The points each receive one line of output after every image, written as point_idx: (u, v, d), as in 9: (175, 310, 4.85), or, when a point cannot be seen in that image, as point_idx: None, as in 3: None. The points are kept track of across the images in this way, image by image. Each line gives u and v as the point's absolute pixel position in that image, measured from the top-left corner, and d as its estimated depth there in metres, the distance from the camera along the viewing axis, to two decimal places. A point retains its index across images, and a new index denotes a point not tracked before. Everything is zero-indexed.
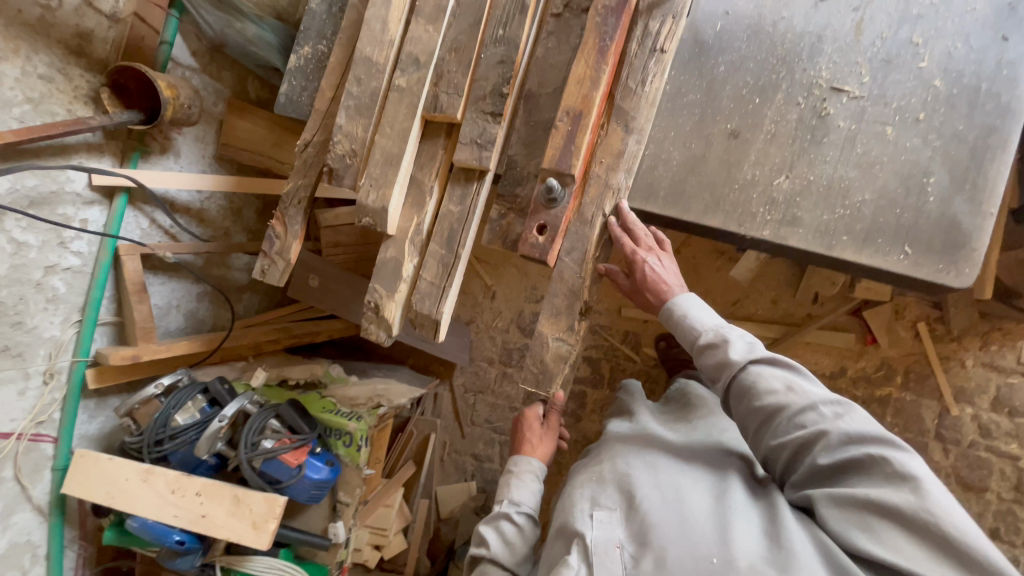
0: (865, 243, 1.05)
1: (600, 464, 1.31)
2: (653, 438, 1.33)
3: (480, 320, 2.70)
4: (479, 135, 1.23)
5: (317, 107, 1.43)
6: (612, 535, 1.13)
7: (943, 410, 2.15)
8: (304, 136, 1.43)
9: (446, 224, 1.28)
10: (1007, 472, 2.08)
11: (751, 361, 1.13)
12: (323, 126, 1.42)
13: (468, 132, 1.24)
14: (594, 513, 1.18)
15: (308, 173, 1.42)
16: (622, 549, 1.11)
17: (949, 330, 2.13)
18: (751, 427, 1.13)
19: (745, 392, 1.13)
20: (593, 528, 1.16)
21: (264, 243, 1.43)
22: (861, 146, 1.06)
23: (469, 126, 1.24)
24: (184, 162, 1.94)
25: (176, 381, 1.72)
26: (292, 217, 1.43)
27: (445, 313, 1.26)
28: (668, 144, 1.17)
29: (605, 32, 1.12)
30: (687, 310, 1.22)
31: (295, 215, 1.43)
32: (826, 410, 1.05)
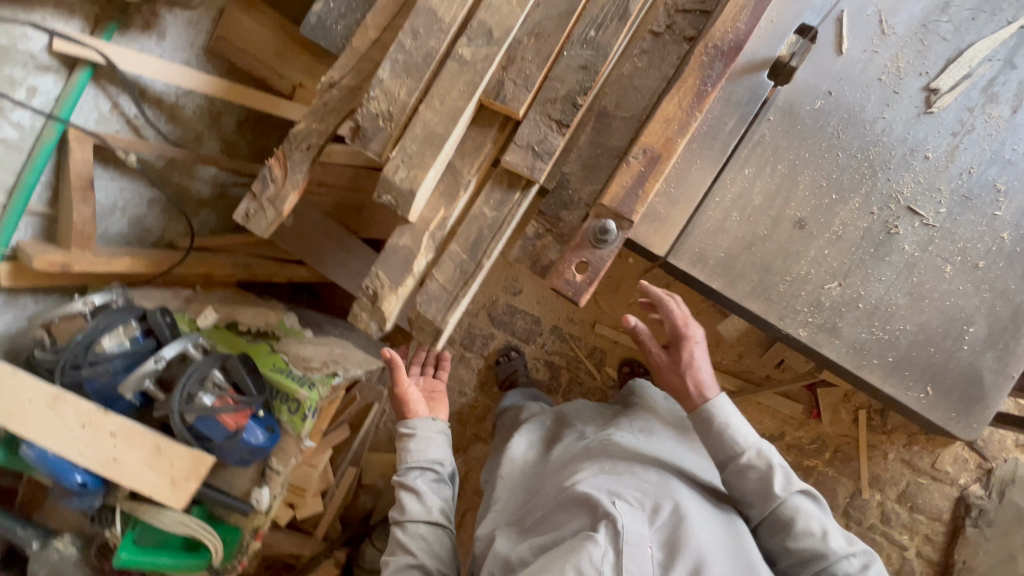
0: (892, 372, 1.04)
1: (610, 468, 1.22)
2: (657, 455, 1.29)
3: None
4: (538, 142, 1.09)
5: (354, 46, 1.22)
6: (641, 529, 1.04)
7: (856, 491, 2.31)
8: (331, 75, 1.23)
9: (474, 227, 1.14)
10: (893, 558, 2.28)
11: (792, 494, 1.15)
12: (356, 69, 1.22)
13: (527, 135, 1.09)
14: (618, 501, 1.07)
15: (328, 119, 1.21)
16: (649, 550, 1.03)
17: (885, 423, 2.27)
18: (784, 560, 1.17)
19: (781, 526, 1.15)
20: (624, 516, 1.05)
21: (256, 183, 1.23)
22: (916, 276, 1.04)
23: (530, 128, 1.09)
24: (167, 47, 1.64)
25: (109, 302, 1.51)
26: (296, 163, 1.22)
27: (451, 323, 1.16)
28: (733, 214, 1.10)
29: (708, 76, 1.02)
30: (728, 419, 1.22)
31: (299, 162, 1.22)
32: (856, 564, 1.09)
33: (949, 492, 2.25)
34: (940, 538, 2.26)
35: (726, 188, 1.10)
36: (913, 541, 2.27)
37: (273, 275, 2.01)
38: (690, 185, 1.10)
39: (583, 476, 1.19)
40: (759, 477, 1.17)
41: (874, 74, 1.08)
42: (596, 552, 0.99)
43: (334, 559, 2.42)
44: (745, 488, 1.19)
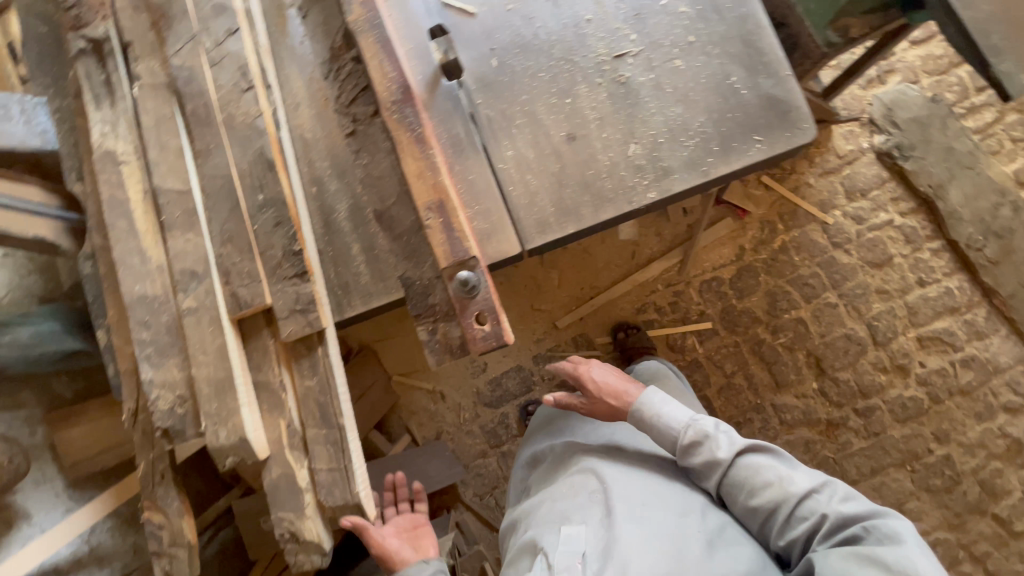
0: (728, 152, 1.15)
1: (559, 491, 1.29)
2: (606, 458, 1.31)
3: (448, 425, 2.47)
4: (296, 301, 1.13)
5: (126, 369, 1.20)
6: (575, 549, 1.12)
7: (824, 224, 2.32)
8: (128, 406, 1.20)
9: (312, 400, 1.15)
10: (895, 235, 2.28)
11: (739, 454, 1.17)
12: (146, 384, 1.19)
13: (284, 304, 1.13)
14: (560, 531, 1.16)
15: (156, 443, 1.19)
16: (584, 564, 1.09)
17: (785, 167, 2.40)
18: (756, 526, 1.15)
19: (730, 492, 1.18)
20: (558, 545, 1.13)
21: (150, 543, 1.19)
22: (669, 87, 1.17)
23: (280, 300, 1.13)
24: (43, 519, 1.53)
25: None
26: (164, 496, 1.19)
27: (363, 491, 1.13)
28: (530, 176, 1.18)
29: (410, 123, 1.11)
30: (659, 410, 1.27)
31: (166, 492, 1.19)
32: (823, 495, 1.08)
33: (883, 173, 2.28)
34: None
35: (507, 168, 1.18)
36: (888, 209, 2.30)
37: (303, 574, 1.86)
38: (484, 190, 1.17)
39: (534, 520, 1.25)
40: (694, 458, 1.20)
41: (502, 9, 1.22)
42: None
43: None
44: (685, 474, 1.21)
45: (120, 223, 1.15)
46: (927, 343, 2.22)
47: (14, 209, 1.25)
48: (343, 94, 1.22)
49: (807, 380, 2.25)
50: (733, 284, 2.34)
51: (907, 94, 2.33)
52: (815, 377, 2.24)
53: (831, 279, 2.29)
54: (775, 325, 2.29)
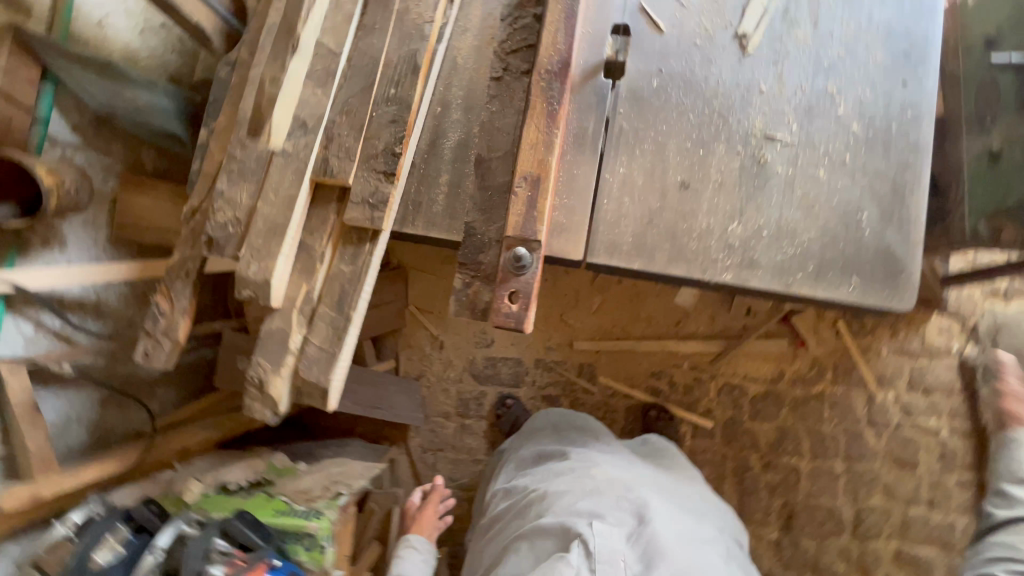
0: (818, 278, 1.12)
1: (584, 485, 1.39)
2: (628, 476, 1.44)
3: (431, 373, 2.56)
4: (371, 194, 1.19)
5: (205, 171, 1.29)
6: (614, 547, 1.20)
7: (870, 397, 2.34)
8: (191, 203, 1.29)
9: (337, 284, 1.21)
10: (932, 445, 2.30)
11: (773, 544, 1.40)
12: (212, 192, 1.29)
13: (359, 191, 1.20)
14: (594, 524, 1.23)
15: (197, 244, 1.28)
16: (623, 562, 1.18)
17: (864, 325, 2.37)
18: None
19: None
20: (595, 536, 1.21)
21: (146, 322, 1.28)
22: (800, 190, 1.14)
23: (360, 185, 1.20)
24: (73, 253, 1.69)
25: (90, 516, 1.47)
26: (179, 291, 1.28)
27: (336, 381, 1.19)
28: (626, 199, 1.18)
29: (552, 96, 1.13)
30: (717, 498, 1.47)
31: (182, 289, 1.28)
32: None
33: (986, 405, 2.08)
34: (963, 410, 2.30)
35: (610, 182, 1.19)
36: (941, 421, 2.30)
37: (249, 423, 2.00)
38: (579, 190, 1.19)
39: (562, 503, 1.34)
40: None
41: (689, 40, 1.22)
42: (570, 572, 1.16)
43: None
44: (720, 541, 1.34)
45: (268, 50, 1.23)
46: (903, 560, 2.27)
47: None
48: (510, 38, 1.22)
49: (769, 524, 2.36)
50: (755, 403, 2.40)
51: None
52: None
53: (847, 451, 2.34)
54: (769, 459, 2.38)
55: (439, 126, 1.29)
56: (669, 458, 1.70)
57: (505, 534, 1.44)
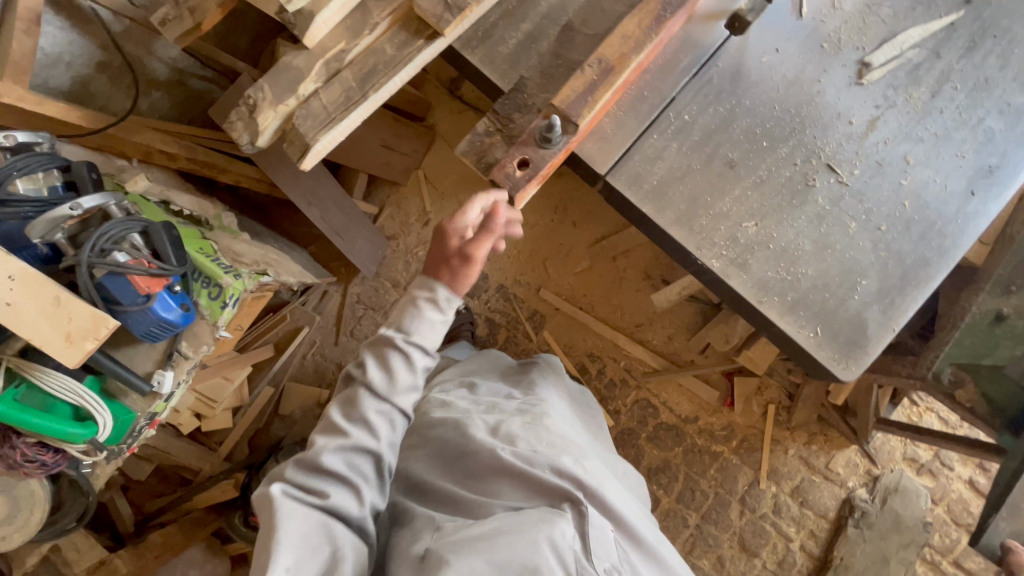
0: (789, 310, 1.11)
1: (559, 448, 1.32)
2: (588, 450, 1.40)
3: (403, 241, 2.55)
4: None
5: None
6: (601, 521, 1.17)
7: (754, 480, 2.44)
8: None
9: (372, 60, 1.16)
10: (777, 547, 2.41)
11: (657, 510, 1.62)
12: None
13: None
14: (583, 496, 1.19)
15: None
16: (609, 534, 1.17)
17: (789, 419, 2.42)
18: None
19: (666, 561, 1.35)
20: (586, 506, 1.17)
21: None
22: (824, 228, 1.13)
23: None
24: None
25: (34, 143, 1.43)
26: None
27: (321, 145, 1.15)
28: (672, 146, 1.15)
29: (669, 4, 1.07)
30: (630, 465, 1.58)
31: None
32: None
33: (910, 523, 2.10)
34: (823, 535, 2.41)
35: (668, 121, 1.16)
36: (799, 534, 2.42)
37: (218, 172, 1.95)
38: (638, 113, 1.16)
39: (540, 457, 1.26)
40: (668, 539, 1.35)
41: (818, 40, 1.17)
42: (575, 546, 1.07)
43: (234, 479, 2.24)
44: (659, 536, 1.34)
45: None
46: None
47: None
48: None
49: None
50: (656, 428, 2.46)
51: (917, 498, 2.35)
52: None
53: (705, 511, 2.44)
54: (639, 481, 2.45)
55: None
56: (590, 409, 1.75)
57: (449, 454, 1.34)
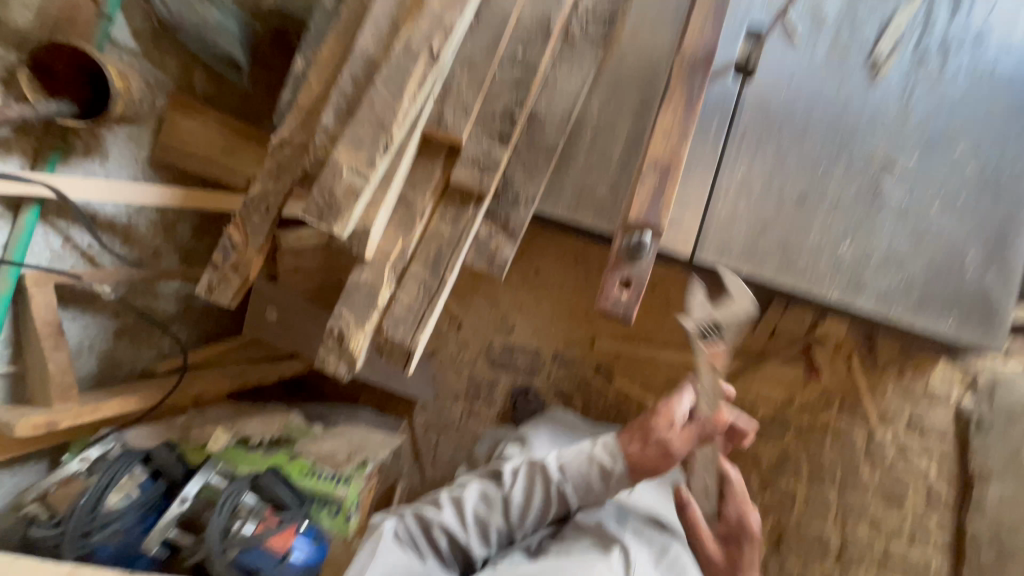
0: (918, 309, 1.16)
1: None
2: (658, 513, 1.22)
3: (444, 352, 2.26)
4: (483, 156, 1.12)
5: (300, 103, 1.19)
6: None
7: (871, 432, 2.13)
8: (279, 133, 1.19)
9: (434, 245, 1.15)
10: (920, 487, 2.09)
11: None
12: (304, 125, 1.19)
13: (471, 150, 1.12)
14: None
15: (283, 177, 1.18)
16: None
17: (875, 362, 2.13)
18: None
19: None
20: None
21: (216, 253, 1.19)
22: (912, 222, 1.17)
23: (472, 144, 1.13)
24: (113, 166, 1.56)
25: (106, 453, 1.39)
26: (256, 227, 1.18)
27: (421, 343, 1.13)
28: (742, 203, 1.17)
29: (691, 86, 1.07)
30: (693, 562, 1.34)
31: (259, 223, 1.18)
32: None
33: (946, 408, 2.09)
34: None
35: (728, 183, 1.17)
36: None
37: (266, 375, 1.84)
38: (695, 187, 1.17)
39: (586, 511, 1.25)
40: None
41: (823, 55, 1.21)
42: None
43: None
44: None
45: None
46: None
47: None
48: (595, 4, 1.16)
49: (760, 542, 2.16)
50: (761, 423, 2.21)
51: None
52: (769, 547, 2.16)
53: (840, 479, 2.14)
54: (767, 481, 2.18)
55: (553, 96, 1.18)
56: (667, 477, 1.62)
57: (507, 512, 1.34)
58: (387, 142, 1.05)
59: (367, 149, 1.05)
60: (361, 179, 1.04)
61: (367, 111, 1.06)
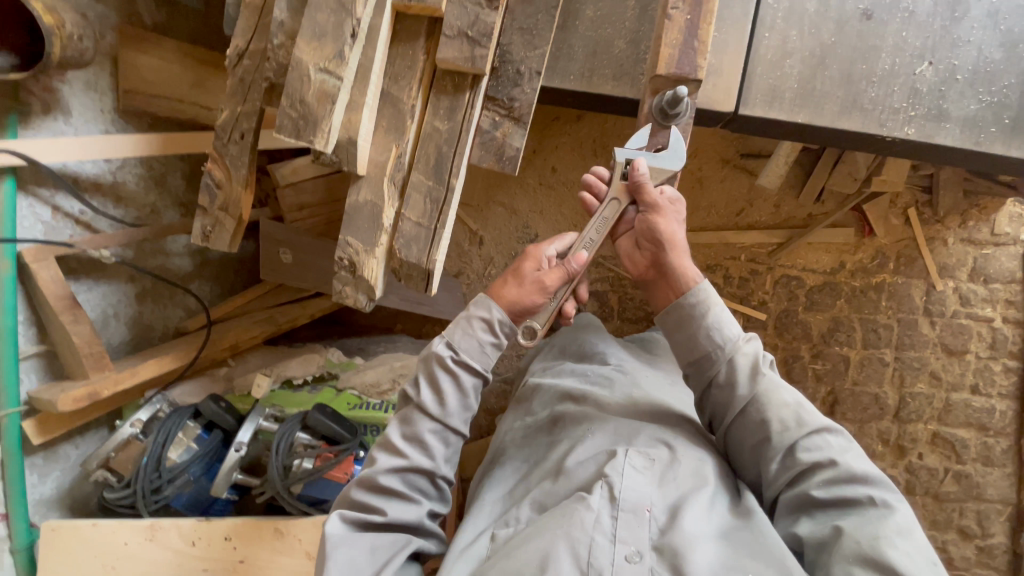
0: (1014, 134, 0.96)
1: (621, 407, 1.07)
2: (682, 405, 1.12)
3: (471, 271, 2.16)
4: (470, 25, 0.93)
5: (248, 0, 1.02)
6: (644, 492, 0.85)
7: (930, 287, 1.98)
8: (234, 44, 1.03)
9: (432, 146, 1.00)
10: (983, 333, 1.98)
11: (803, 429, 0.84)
12: (259, 29, 1.02)
13: (455, 21, 0.94)
14: (628, 458, 0.89)
15: (250, 94, 1.03)
16: (653, 511, 0.82)
17: (936, 213, 1.95)
18: (752, 444, 0.89)
19: (720, 382, 0.91)
20: (625, 475, 0.86)
21: (201, 196, 1.09)
22: (1004, 23, 0.95)
23: (455, 14, 0.94)
24: (79, 122, 1.41)
25: (155, 413, 1.39)
26: (235, 159, 1.06)
27: (439, 260, 1.02)
28: (792, 32, 0.95)
29: None
30: (715, 313, 0.93)
31: (238, 155, 1.06)
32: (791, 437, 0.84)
33: (1014, 252, 1.94)
34: None
35: (773, 9, 0.95)
36: None
37: (297, 317, 1.81)
38: (735, 21, 0.95)
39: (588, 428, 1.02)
40: (715, 341, 0.92)
41: None
42: (588, 518, 0.80)
43: None
44: (695, 333, 0.93)
45: None
46: (939, 442, 2.05)
47: None
48: None
49: None
50: (810, 294, 2.05)
51: None
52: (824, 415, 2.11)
53: (897, 340, 2.02)
54: (820, 350, 2.07)
55: None
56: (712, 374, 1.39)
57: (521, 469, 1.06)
58: (353, 26, 0.89)
59: (331, 40, 0.89)
60: (334, 78, 0.89)
61: None
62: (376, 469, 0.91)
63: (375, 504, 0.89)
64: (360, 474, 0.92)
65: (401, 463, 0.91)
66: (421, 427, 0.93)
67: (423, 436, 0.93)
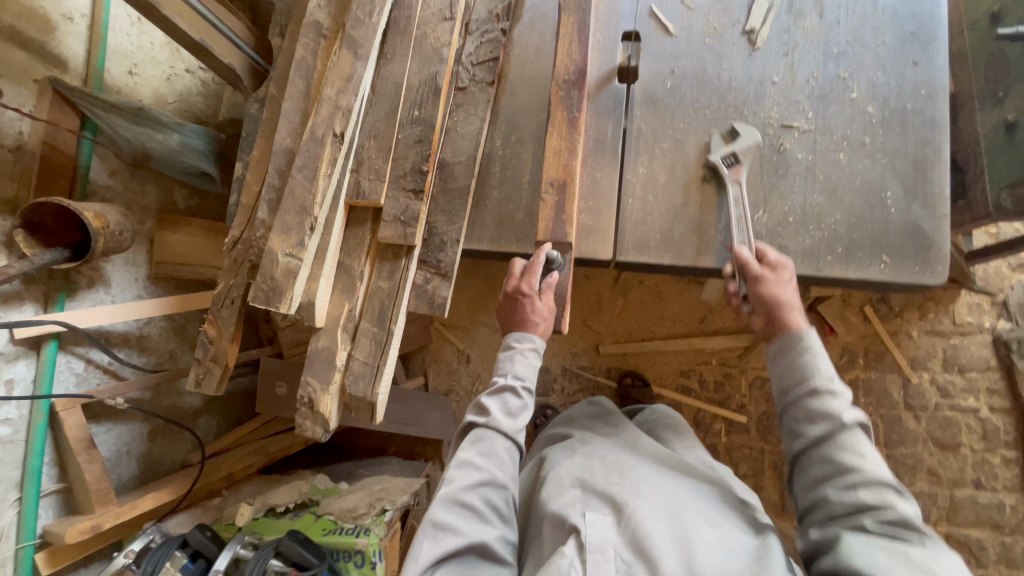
0: (848, 259, 1.14)
1: (590, 455, 1.10)
2: (636, 448, 1.14)
3: (459, 389, 2.34)
4: (402, 212, 1.23)
5: (244, 204, 1.35)
6: (608, 533, 0.90)
7: (906, 380, 1.95)
8: (231, 234, 1.35)
9: (376, 300, 1.25)
10: (973, 425, 1.90)
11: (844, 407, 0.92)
12: (250, 222, 1.34)
13: (391, 210, 1.24)
14: (589, 511, 0.95)
15: (239, 271, 1.32)
16: (617, 551, 0.88)
17: (891, 308, 1.98)
18: (789, 391, 0.98)
19: (800, 417, 0.95)
20: (587, 524, 0.92)
21: (198, 350, 1.34)
22: (821, 174, 1.17)
23: (391, 204, 1.24)
24: (117, 291, 1.75)
25: (148, 543, 1.53)
26: (225, 320, 1.32)
27: (382, 394, 1.21)
28: (651, 197, 1.21)
29: (570, 105, 1.15)
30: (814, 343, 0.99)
31: (227, 316, 1.32)
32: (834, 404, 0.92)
33: (982, 339, 1.91)
34: None
35: (633, 181, 1.22)
36: None
37: (289, 446, 1.98)
38: (605, 192, 1.22)
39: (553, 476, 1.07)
40: (816, 366, 0.96)
41: (699, 40, 1.25)
42: (564, 562, 0.87)
43: None
44: (785, 367, 1.00)
45: (298, 82, 1.29)
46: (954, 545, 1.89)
47: (224, 36, 1.39)
48: (477, 51, 1.33)
49: None
50: None
51: None
52: None
53: (884, 437, 1.95)
54: None
55: (456, 144, 1.30)
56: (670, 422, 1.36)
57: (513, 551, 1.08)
58: (311, 222, 1.19)
59: (295, 233, 1.19)
60: (296, 260, 1.18)
61: (290, 198, 1.21)
62: (458, 489, 0.93)
63: (444, 542, 0.88)
64: (441, 495, 0.93)
65: (461, 538, 0.88)
66: (463, 491, 0.93)
67: (463, 500, 0.92)
